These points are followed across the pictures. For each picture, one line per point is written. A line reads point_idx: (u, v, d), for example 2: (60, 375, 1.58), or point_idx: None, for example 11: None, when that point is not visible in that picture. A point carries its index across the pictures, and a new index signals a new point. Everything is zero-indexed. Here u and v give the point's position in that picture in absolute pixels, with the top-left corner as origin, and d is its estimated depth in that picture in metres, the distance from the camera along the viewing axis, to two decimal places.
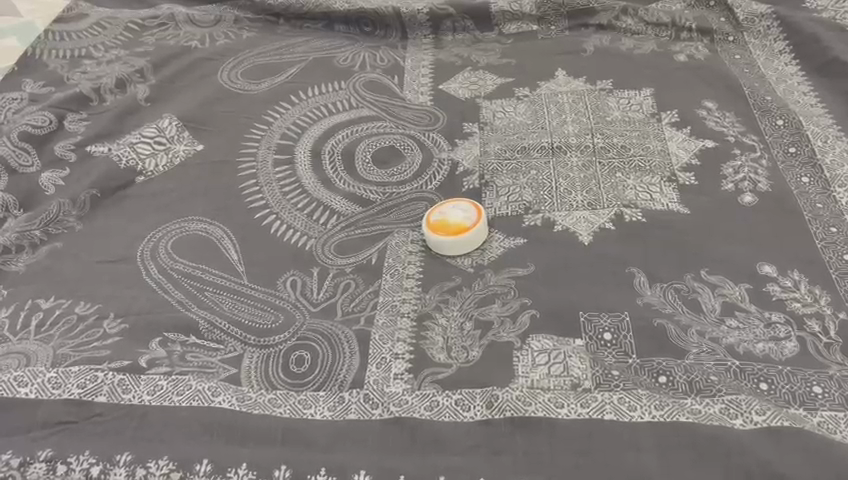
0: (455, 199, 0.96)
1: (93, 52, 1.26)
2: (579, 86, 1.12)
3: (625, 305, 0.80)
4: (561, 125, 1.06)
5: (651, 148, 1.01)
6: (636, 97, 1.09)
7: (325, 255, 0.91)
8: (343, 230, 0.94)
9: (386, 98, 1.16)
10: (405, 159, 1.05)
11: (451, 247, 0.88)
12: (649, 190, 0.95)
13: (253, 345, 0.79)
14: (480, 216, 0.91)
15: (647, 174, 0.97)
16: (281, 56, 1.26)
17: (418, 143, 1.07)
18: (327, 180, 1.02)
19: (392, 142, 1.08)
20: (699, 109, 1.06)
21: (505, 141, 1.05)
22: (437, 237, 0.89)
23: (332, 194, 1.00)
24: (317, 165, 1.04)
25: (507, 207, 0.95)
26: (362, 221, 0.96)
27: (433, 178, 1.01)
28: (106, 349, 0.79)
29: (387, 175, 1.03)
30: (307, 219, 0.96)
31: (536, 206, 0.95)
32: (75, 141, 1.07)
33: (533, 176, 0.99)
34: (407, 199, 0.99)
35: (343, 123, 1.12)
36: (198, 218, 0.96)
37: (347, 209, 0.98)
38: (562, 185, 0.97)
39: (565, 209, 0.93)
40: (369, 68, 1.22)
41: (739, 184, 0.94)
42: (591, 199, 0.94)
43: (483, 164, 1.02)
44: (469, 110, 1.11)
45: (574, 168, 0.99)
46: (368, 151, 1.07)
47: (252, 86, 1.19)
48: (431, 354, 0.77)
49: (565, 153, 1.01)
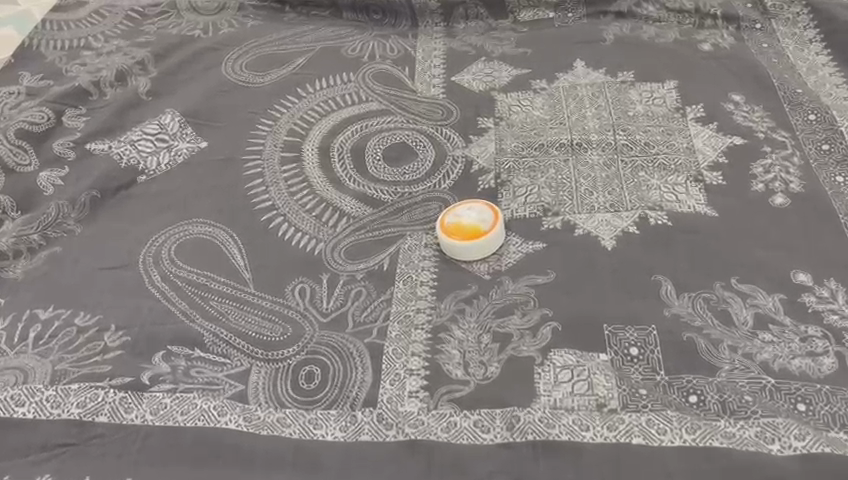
0: (490, 204, 0.91)
1: (92, 42, 1.21)
2: (599, 78, 1.07)
3: (651, 316, 0.76)
4: (581, 120, 1.01)
5: (675, 145, 0.96)
6: (659, 90, 1.04)
7: (335, 260, 0.87)
8: (352, 233, 0.91)
9: (396, 91, 1.11)
10: (417, 156, 1.01)
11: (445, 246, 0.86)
12: (675, 190, 0.90)
13: (260, 359, 0.75)
14: (486, 234, 0.85)
15: (672, 173, 0.92)
16: (287, 45, 1.21)
17: (430, 139, 1.03)
18: (336, 180, 0.98)
19: (403, 138, 1.03)
20: (726, 103, 1.01)
21: (522, 137, 1.00)
22: (463, 244, 0.85)
23: (341, 194, 0.96)
24: (326, 163, 1.00)
25: (524, 209, 0.91)
26: (372, 223, 0.92)
27: (446, 176, 0.97)
28: (107, 364, 0.75)
29: (399, 173, 0.99)
30: (316, 222, 0.92)
31: (556, 207, 0.90)
32: (74, 139, 1.03)
33: (552, 176, 0.94)
34: (420, 199, 0.95)
35: (352, 118, 1.07)
36: (202, 220, 0.92)
37: (357, 210, 0.94)
38: (583, 185, 0.92)
39: (586, 211, 0.89)
40: (379, 58, 1.17)
41: (769, 185, 0.89)
42: (613, 200, 0.90)
43: (500, 163, 0.97)
44: (483, 103, 1.06)
45: (595, 167, 0.94)
46: (378, 147, 1.02)
47: (257, 78, 1.14)
48: (448, 370, 0.73)
49: (586, 149, 0.97)
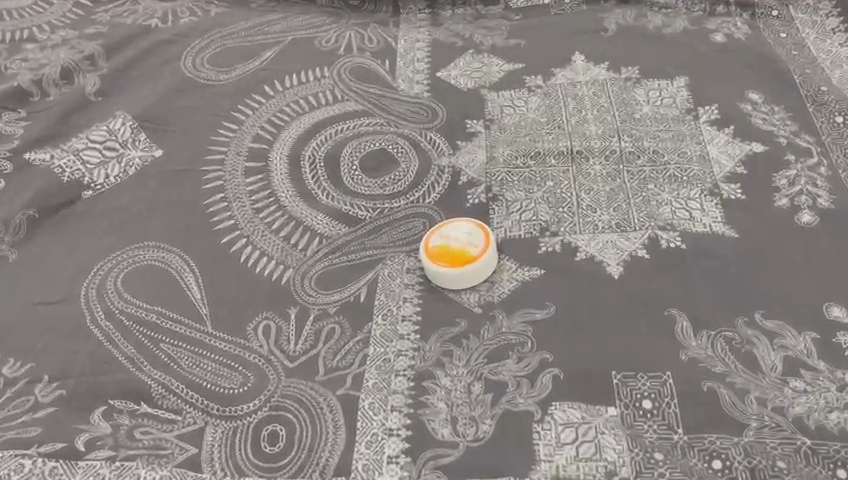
0: (481, 226, 0.79)
1: (36, 34, 1.09)
2: (601, 74, 0.96)
3: (665, 360, 0.67)
4: (582, 124, 0.90)
5: (687, 154, 0.85)
6: (668, 88, 0.93)
7: (306, 291, 0.77)
8: (325, 257, 0.80)
9: (375, 88, 1.00)
10: (399, 165, 0.90)
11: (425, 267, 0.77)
12: (688, 206, 0.80)
13: (216, 416, 0.65)
14: (465, 264, 0.75)
15: (684, 186, 0.82)
16: (254, 36, 1.09)
17: (412, 145, 0.92)
18: (308, 194, 0.87)
19: (382, 144, 0.92)
20: (742, 103, 0.90)
21: (515, 144, 0.89)
22: (460, 270, 0.75)
23: (313, 210, 0.85)
24: (296, 173, 0.89)
25: (519, 228, 0.81)
26: (348, 245, 0.82)
27: (431, 189, 0.87)
28: (36, 426, 0.65)
29: (378, 185, 0.88)
30: (284, 244, 0.82)
31: (554, 226, 0.80)
32: (11, 148, 0.91)
33: (550, 190, 0.84)
34: (401, 217, 0.84)
35: (325, 121, 0.96)
36: (154, 243, 0.81)
37: (331, 229, 0.83)
38: (585, 201, 0.82)
39: (588, 231, 0.79)
40: (356, 51, 1.06)
41: (795, 199, 0.79)
42: (619, 218, 0.80)
43: (491, 174, 0.87)
44: (472, 103, 0.96)
45: (598, 179, 0.84)
46: (355, 155, 0.91)
47: (220, 74, 1.03)
48: (433, 428, 0.64)
49: (587, 158, 0.86)
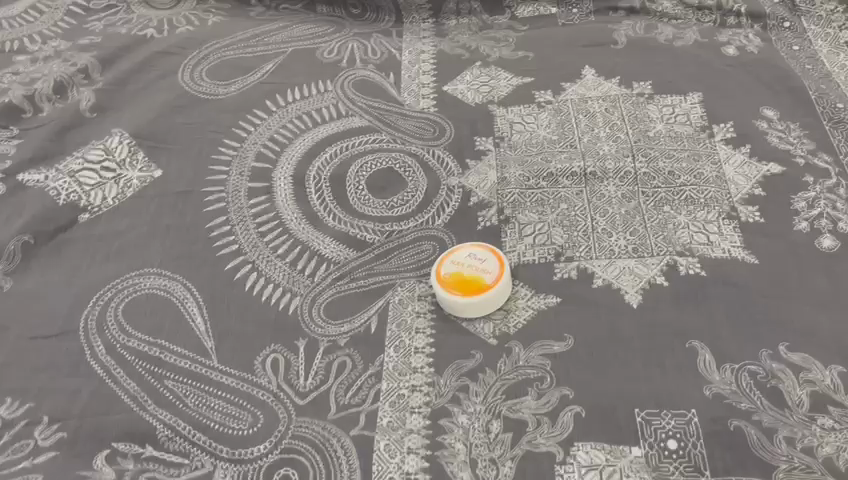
0: (494, 250, 0.77)
1: (27, 45, 1.05)
2: (612, 90, 0.94)
3: (687, 396, 0.65)
4: (595, 143, 0.87)
5: (703, 174, 0.83)
6: (682, 105, 0.91)
7: (314, 320, 0.74)
8: (333, 283, 0.78)
9: (380, 103, 0.97)
10: (406, 185, 0.87)
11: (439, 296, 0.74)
12: (705, 230, 0.78)
13: (225, 459, 0.63)
14: (480, 292, 0.73)
15: (701, 208, 0.80)
16: (254, 47, 1.05)
17: (419, 164, 0.89)
18: (314, 216, 0.84)
19: (389, 163, 0.90)
20: (757, 121, 0.88)
21: (526, 164, 0.87)
22: (476, 297, 0.72)
23: (320, 234, 0.82)
24: (300, 194, 0.86)
25: (533, 253, 0.79)
26: (356, 271, 0.79)
27: (441, 210, 0.84)
28: (37, 473, 0.63)
29: (386, 206, 0.85)
30: (290, 270, 0.79)
31: (569, 251, 0.78)
32: (4, 169, 0.88)
33: (564, 212, 0.81)
34: (411, 240, 0.82)
35: (330, 138, 0.93)
36: (155, 270, 0.79)
37: (339, 254, 0.80)
38: (600, 224, 0.80)
39: (605, 257, 0.77)
40: (359, 63, 1.03)
41: (815, 223, 0.78)
42: (636, 243, 0.78)
43: (503, 194, 0.84)
44: (480, 120, 0.93)
45: (613, 201, 0.82)
46: (361, 174, 0.89)
47: (220, 88, 0.99)
48: (452, 471, 0.62)
49: (601, 179, 0.84)
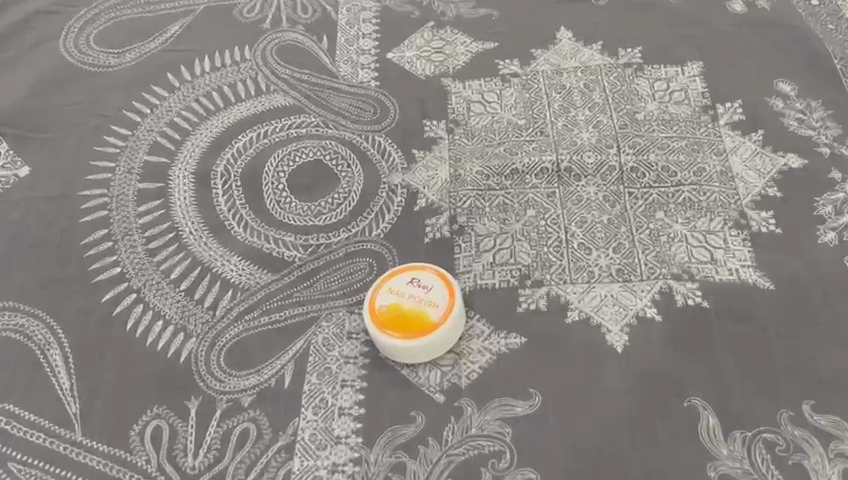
0: (446, 276, 0.60)
1: None
2: (593, 59, 0.76)
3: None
4: (572, 129, 0.70)
5: (705, 169, 0.67)
6: (678, 78, 0.74)
7: (213, 371, 0.58)
8: (239, 318, 0.61)
9: (310, 74, 0.78)
10: (337, 183, 0.70)
11: (373, 336, 0.58)
12: (708, 244, 0.62)
13: None
14: (422, 338, 0.57)
15: (702, 215, 0.64)
16: (157, 4, 0.85)
17: (356, 154, 0.72)
18: (219, 226, 0.67)
19: (318, 154, 0.72)
20: (770, 99, 0.71)
21: (486, 156, 0.69)
22: (417, 343, 0.57)
23: (226, 250, 0.65)
24: (204, 198, 0.69)
25: (492, 276, 0.62)
26: (270, 300, 0.62)
27: (379, 217, 0.67)
28: None
29: (311, 212, 0.68)
30: (186, 301, 0.62)
31: (538, 273, 0.62)
32: None
33: (531, 221, 0.65)
34: (340, 257, 0.65)
35: (244, 121, 0.74)
36: (11, 305, 0.63)
37: (249, 278, 0.64)
38: (577, 236, 0.63)
39: (582, 281, 0.61)
40: (286, 24, 0.83)
41: (845, 234, 0.62)
42: (621, 261, 0.62)
43: (456, 197, 0.67)
44: (431, 98, 0.75)
45: (593, 206, 0.65)
46: (282, 169, 0.71)
47: (111, 59, 0.80)
48: None
49: (578, 176, 0.67)
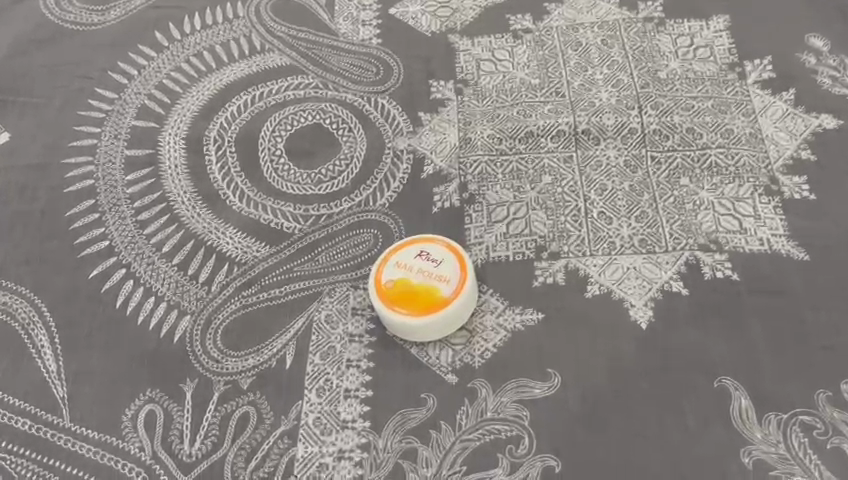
0: (456, 248, 0.56)
1: None
2: (611, 13, 0.71)
3: (712, 466, 0.48)
4: (589, 89, 0.66)
5: (733, 131, 0.62)
6: (703, 33, 0.69)
7: (210, 352, 0.54)
8: (236, 295, 0.57)
9: (308, 31, 0.73)
10: (338, 148, 0.65)
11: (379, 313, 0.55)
12: (737, 211, 0.58)
13: None
14: (433, 315, 0.53)
15: (730, 180, 0.60)
16: None
17: (358, 118, 0.67)
18: (213, 196, 0.63)
19: (318, 117, 0.67)
20: (802, 55, 0.66)
21: (498, 119, 0.65)
22: (428, 320, 0.53)
23: (220, 221, 0.61)
24: (196, 165, 0.64)
25: (506, 247, 0.58)
26: (269, 275, 0.58)
27: (384, 185, 0.63)
28: None
29: (311, 179, 0.64)
30: (179, 276, 0.58)
31: (555, 244, 0.58)
32: None
33: (547, 188, 0.60)
34: (343, 228, 0.61)
35: (238, 82, 0.70)
36: None
37: (246, 251, 0.60)
38: (597, 205, 0.59)
39: (603, 252, 0.57)
40: None
41: None
42: (644, 231, 0.58)
43: (466, 163, 0.63)
44: (438, 56, 0.70)
45: (613, 172, 0.61)
46: (279, 134, 0.66)
47: (94, 16, 0.75)
48: None
49: (597, 140, 0.63)
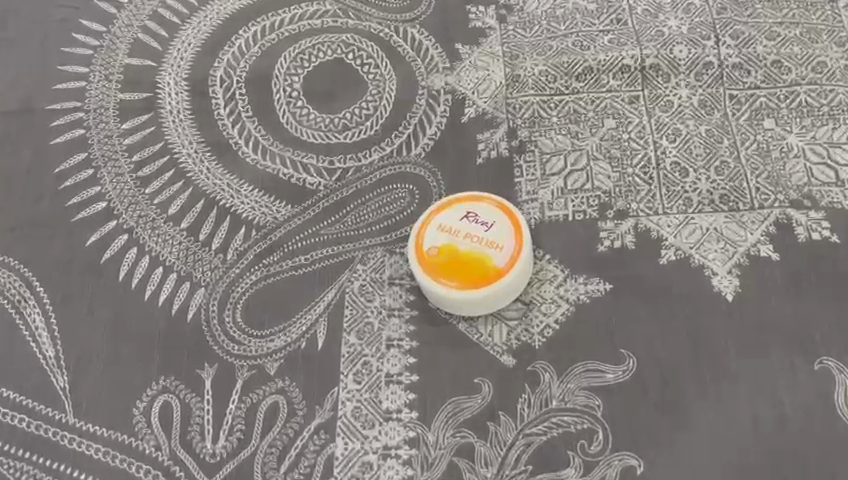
0: (510, 209, 0.48)
1: None
2: None
3: (811, 462, 0.42)
4: (656, 15, 0.56)
5: (826, 64, 0.53)
6: None
7: (230, 332, 0.48)
8: (256, 263, 0.50)
9: None
10: (365, 88, 0.57)
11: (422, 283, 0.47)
12: (833, 160, 0.50)
13: None
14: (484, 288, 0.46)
15: (823, 123, 0.52)
16: None
17: (386, 52, 0.58)
18: (223, 146, 0.54)
19: (339, 51, 0.58)
20: None
21: (550, 52, 0.56)
22: (478, 295, 0.46)
23: (233, 177, 0.53)
24: (202, 111, 0.56)
25: (564, 205, 0.50)
26: (293, 239, 0.51)
27: (419, 131, 0.54)
28: None
29: (335, 126, 0.55)
30: (188, 243, 0.51)
31: (622, 201, 0.50)
32: None
33: (610, 135, 0.52)
34: (375, 183, 0.53)
35: (245, 11, 0.60)
36: None
37: (264, 211, 0.52)
38: (669, 154, 0.51)
39: (678, 210, 0.49)
40: None
41: None
42: (726, 185, 0.50)
43: (514, 105, 0.54)
44: None
45: (687, 114, 0.53)
46: (295, 72, 0.57)
47: None
48: None
49: (667, 76, 0.54)
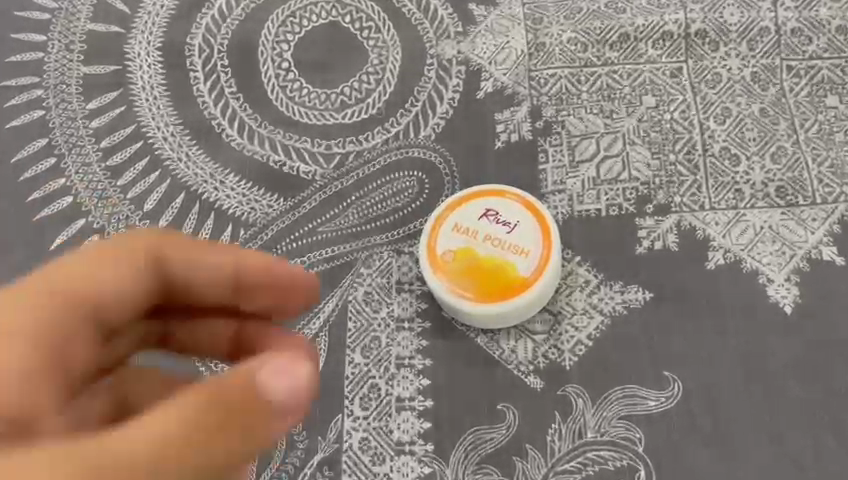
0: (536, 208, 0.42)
1: None
2: None
3: None
4: None
5: None
6: None
7: None
8: None
9: None
10: (365, 58, 0.49)
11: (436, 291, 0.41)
12: None
13: None
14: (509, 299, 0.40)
15: None
16: None
17: (389, 14, 0.50)
18: (204, 129, 0.48)
19: (335, 12, 0.50)
20: None
21: (579, 15, 0.48)
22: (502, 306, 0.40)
23: (216, 165, 0.47)
24: (178, 86, 0.49)
25: (597, 197, 0.44)
26: (287, 239, 0.45)
27: (428, 109, 0.47)
28: None
29: (332, 104, 0.48)
30: None
31: (663, 193, 0.44)
32: None
33: (649, 116, 0.46)
34: (378, 170, 0.46)
35: None
36: None
37: (254, 207, 0.46)
38: (718, 138, 0.45)
39: (728, 205, 0.43)
40: None
41: None
42: (783, 174, 0.43)
43: (538, 79, 0.47)
44: None
45: (738, 90, 0.46)
46: (284, 39, 0.50)
47: None
48: None
49: (715, 44, 0.47)
